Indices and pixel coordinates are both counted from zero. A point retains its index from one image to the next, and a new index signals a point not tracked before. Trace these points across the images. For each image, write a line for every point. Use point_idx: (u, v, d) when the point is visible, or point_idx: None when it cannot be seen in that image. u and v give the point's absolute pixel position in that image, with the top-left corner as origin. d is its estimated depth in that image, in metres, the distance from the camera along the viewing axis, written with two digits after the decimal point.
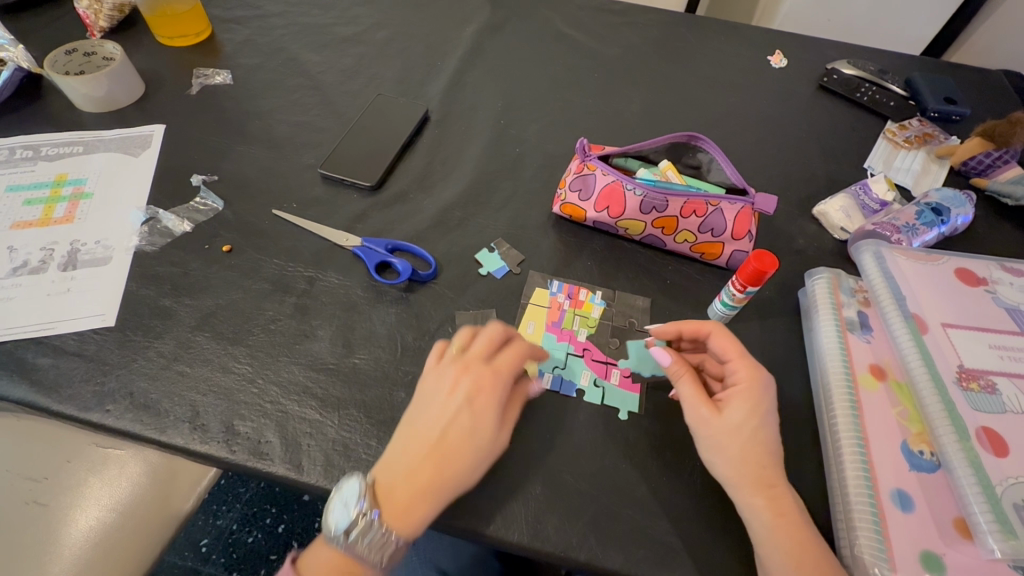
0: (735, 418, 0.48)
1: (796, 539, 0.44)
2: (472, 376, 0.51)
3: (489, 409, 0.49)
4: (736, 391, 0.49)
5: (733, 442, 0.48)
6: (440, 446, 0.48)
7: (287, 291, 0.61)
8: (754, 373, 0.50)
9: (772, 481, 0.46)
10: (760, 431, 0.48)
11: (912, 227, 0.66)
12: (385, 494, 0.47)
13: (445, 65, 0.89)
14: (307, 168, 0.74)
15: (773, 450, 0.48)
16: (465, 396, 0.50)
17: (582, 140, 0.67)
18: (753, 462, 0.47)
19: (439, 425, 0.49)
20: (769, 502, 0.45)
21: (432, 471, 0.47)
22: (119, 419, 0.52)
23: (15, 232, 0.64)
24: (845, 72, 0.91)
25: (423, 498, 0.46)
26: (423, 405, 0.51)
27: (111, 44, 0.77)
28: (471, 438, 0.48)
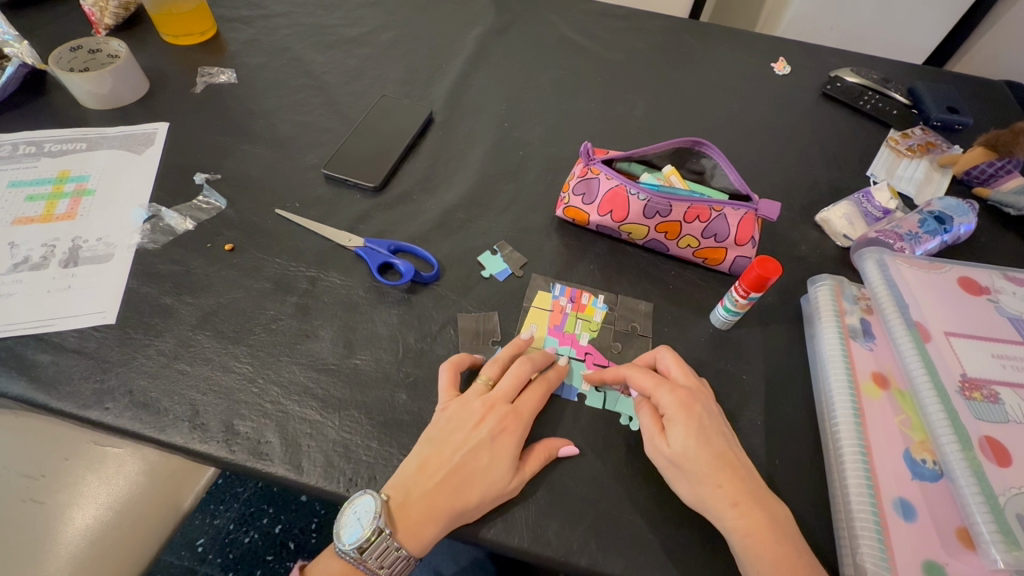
0: (679, 442, 0.48)
1: (771, 553, 0.43)
2: (497, 414, 0.51)
3: (510, 455, 0.49)
4: (674, 415, 0.50)
5: (686, 466, 0.48)
6: (457, 477, 0.48)
7: (289, 291, 0.61)
8: (681, 396, 0.50)
9: (739, 497, 0.46)
10: (709, 449, 0.48)
11: (915, 235, 0.66)
12: (397, 511, 0.47)
13: (450, 67, 0.89)
14: (311, 168, 0.73)
15: (731, 467, 0.48)
16: (488, 432, 0.50)
17: (586, 144, 0.67)
18: (710, 482, 0.46)
19: (459, 456, 0.49)
20: (740, 520, 0.45)
21: (444, 498, 0.47)
22: (118, 418, 0.52)
23: (17, 228, 0.64)
24: (848, 81, 0.91)
25: (432, 521, 0.47)
26: (446, 432, 0.50)
27: (117, 41, 0.77)
28: (487, 480, 0.48)
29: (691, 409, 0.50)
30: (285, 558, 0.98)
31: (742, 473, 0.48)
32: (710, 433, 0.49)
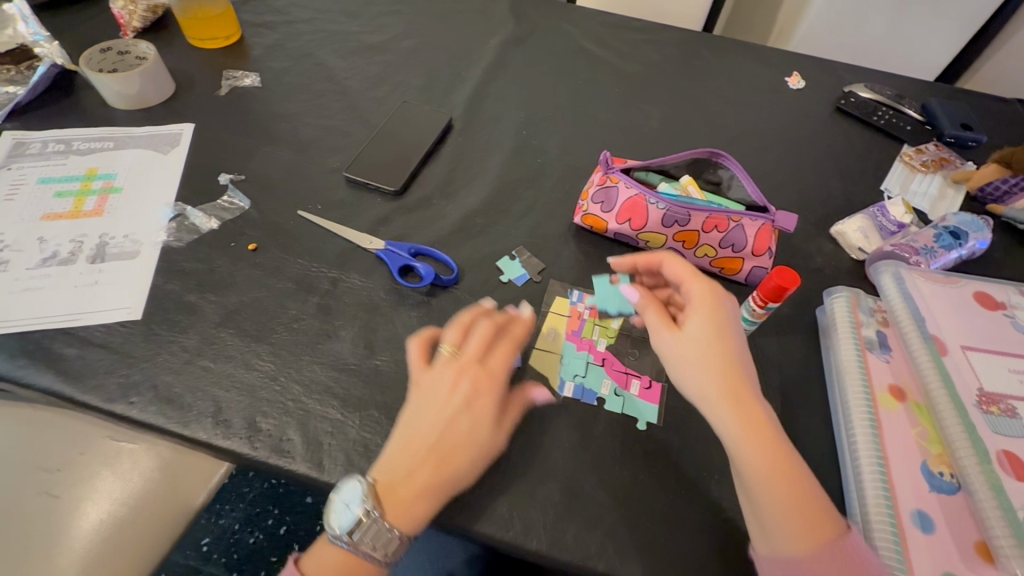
0: (695, 331, 0.48)
1: (767, 452, 0.43)
2: (467, 376, 0.51)
3: (490, 416, 0.50)
4: (694, 304, 0.49)
5: (693, 354, 0.47)
6: (442, 448, 0.48)
7: (311, 291, 0.62)
8: (711, 291, 0.50)
9: (741, 393, 0.45)
10: (720, 342, 0.47)
11: (931, 249, 0.67)
12: (388, 492, 0.47)
13: (469, 75, 0.90)
14: (333, 171, 0.75)
15: (735, 360, 0.46)
16: (461, 398, 0.50)
17: (605, 153, 0.69)
18: (718, 371, 0.45)
19: (438, 429, 0.48)
20: (737, 410, 0.44)
21: (436, 474, 0.47)
22: (143, 412, 0.52)
23: (45, 223, 0.65)
24: (861, 96, 0.92)
25: (422, 496, 0.46)
26: (423, 407, 0.50)
27: (146, 44, 0.79)
28: (473, 445, 0.48)
29: (716, 300, 0.49)
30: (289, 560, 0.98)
31: (748, 370, 0.47)
32: (727, 328, 0.48)
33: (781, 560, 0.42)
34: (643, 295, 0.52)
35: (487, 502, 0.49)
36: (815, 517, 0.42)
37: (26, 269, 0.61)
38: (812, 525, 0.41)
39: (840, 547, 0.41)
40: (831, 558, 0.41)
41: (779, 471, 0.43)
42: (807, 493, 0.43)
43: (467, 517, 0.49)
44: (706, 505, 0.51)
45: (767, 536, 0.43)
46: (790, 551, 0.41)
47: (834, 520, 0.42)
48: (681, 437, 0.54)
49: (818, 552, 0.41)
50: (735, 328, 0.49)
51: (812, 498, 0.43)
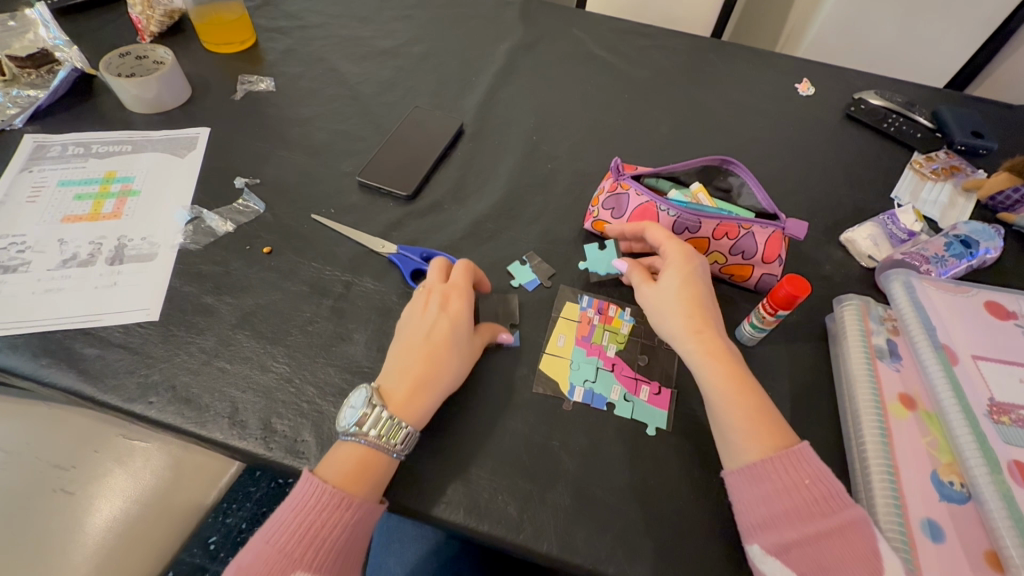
0: (667, 283, 0.57)
1: (724, 375, 0.51)
2: (438, 292, 0.57)
3: (466, 317, 0.56)
4: (669, 260, 0.58)
5: (667, 301, 0.56)
6: (428, 350, 0.53)
7: (324, 295, 0.63)
8: (683, 248, 0.58)
9: (706, 331, 0.53)
10: (689, 289, 0.56)
11: (941, 258, 0.67)
12: (387, 393, 0.51)
13: (479, 80, 0.91)
14: (345, 175, 0.76)
15: (701, 304, 0.55)
16: (437, 309, 0.56)
17: (616, 159, 0.69)
18: (685, 313, 0.54)
19: (419, 335, 0.55)
20: (700, 344, 0.52)
21: (428, 371, 0.52)
22: (161, 412, 0.53)
23: (66, 225, 0.67)
24: (872, 103, 0.92)
25: (421, 387, 0.52)
26: (406, 325, 0.56)
27: (163, 48, 0.80)
28: (453, 342, 0.54)
29: (687, 255, 0.58)
30: None
31: (711, 312, 0.55)
32: (694, 279, 0.57)
33: (742, 470, 0.47)
34: (629, 263, 0.61)
35: (497, 505, 0.50)
36: (768, 430, 0.48)
37: (47, 271, 0.62)
38: (768, 435, 0.48)
39: (792, 454, 0.47)
40: (782, 462, 0.46)
41: (740, 391, 0.50)
42: (762, 408, 0.49)
43: (479, 520, 0.49)
44: (715, 511, 0.51)
45: (730, 450, 0.49)
46: (750, 458, 0.48)
47: (787, 434, 0.49)
48: (691, 443, 0.55)
49: (771, 456, 0.47)
50: (704, 280, 0.57)
51: (766, 414, 0.49)
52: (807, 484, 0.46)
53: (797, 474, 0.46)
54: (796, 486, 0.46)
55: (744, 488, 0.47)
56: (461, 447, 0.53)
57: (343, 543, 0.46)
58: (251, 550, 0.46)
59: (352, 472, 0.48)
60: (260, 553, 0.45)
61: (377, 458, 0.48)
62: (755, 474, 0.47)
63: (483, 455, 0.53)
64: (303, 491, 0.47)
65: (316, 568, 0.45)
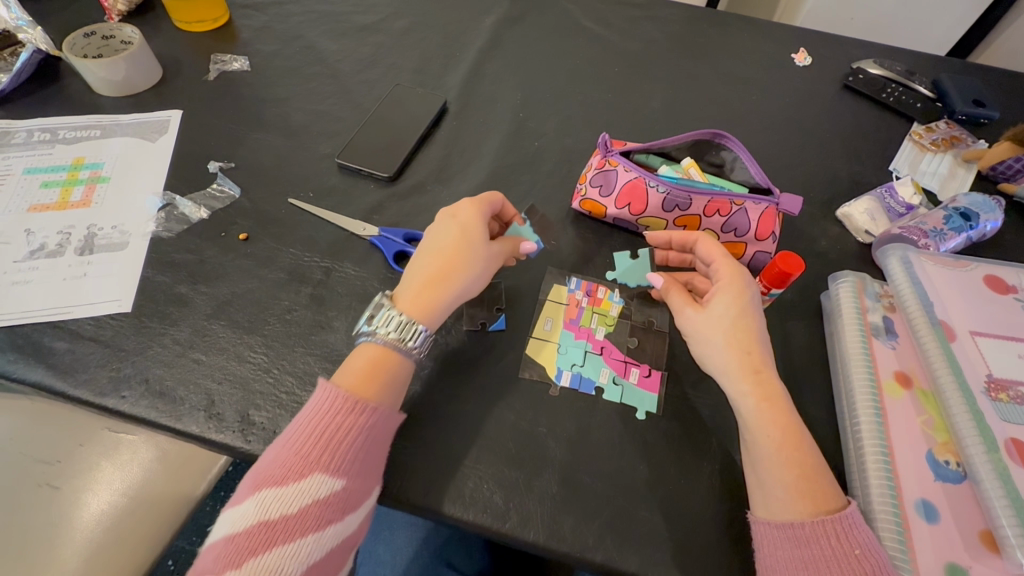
0: (719, 310, 0.52)
1: (778, 422, 0.47)
2: (451, 207, 0.57)
3: (476, 226, 0.55)
4: (721, 284, 0.53)
5: (719, 332, 0.51)
6: (439, 260, 0.54)
7: (303, 282, 0.61)
8: (736, 271, 0.53)
9: (759, 372, 0.49)
10: (743, 320, 0.51)
11: (940, 232, 0.65)
12: (403, 292, 0.53)
13: (464, 56, 0.88)
14: (324, 157, 0.73)
15: (755, 340, 0.50)
16: (451, 221, 0.56)
17: (604, 135, 0.66)
18: (740, 349, 0.50)
19: (432, 247, 0.55)
20: (753, 383, 0.49)
21: (441, 273, 0.53)
22: (135, 406, 0.52)
23: (32, 215, 0.64)
24: (871, 72, 0.89)
25: (433, 294, 0.52)
26: (429, 234, 0.56)
27: (130, 27, 0.77)
28: (464, 248, 0.54)
29: (742, 282, 0.53)
30: None
31: (765, 350, 0.51)
32: (749, 310, 0.52)
33: (783, 526, 0.44)
34: (667, 280, 0.56)
35: (481, 493, 0.49)
36: (821, 491, 0.45)
37: (14, 262, 0.60)
38: (816, 494, 0.45)
39: (845, 520, 0.43)
40: (833, 528, 0.43)
41: (795, 445, 0.46)
42: (815, 464, 0.46)
43: (463, 509, 0.48)
44: (706, 495, 0.50)
45: (772, 500, 0.45)
46: (794, 515, 0.44)
47: (836, 494, 0.45)
48: (682, 427, 0.54)
49: (821, 519, 0.43)
50: (759, 314, 0.52)
51: (820, 473, 0.46)
52: (858, 556, 0.42)
53: (847, 543, 0.43)
54: (846, 557, 0.42)
55: (781, 548, 0.43)
56: (444, 435, 0.52)
57: (359, 447, 0.46)
58: (269, 456, 0.45)
59: (367, 375, 0.49)
60: (279, 451, 0.45)
61: (392, 359, 0.50)
62: (799, 535, 0.43)
63: (468, 443, 0.51)
64: (317, 399, 0.47)
65: (334, 470, 0.45)
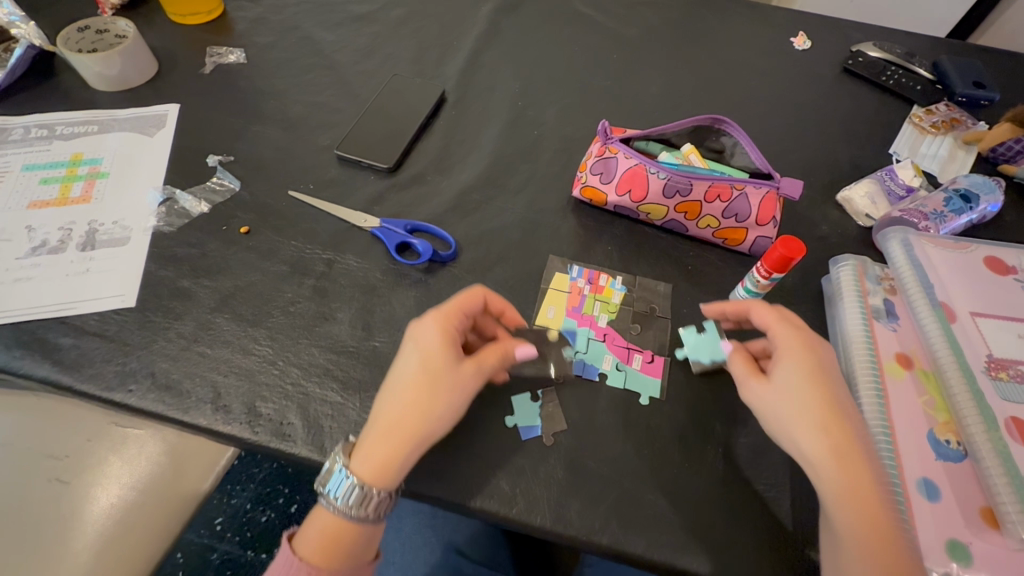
0: (784, 379, 0.47)
1: (866, 516, 0.41)
2: (415, 324, 0.50)
3: (442, 355, 0.47)
4: (786, 351, 0.48)
5: (791, 410, 0.45)
6: (404, 393, 0.46)
7: (306, 274, 0.61)
8: (802, 339, 0.49)
9: (844, 451, 0.43)
10: (818, 392, 0.45)
11: (941, 214, 0.65)
12: (359, 444, 0.47)
13: (461, 44, 0.87)
14: (323, 149, 0.72)
15: (841, 420, 0.44)
16: (413, 343, 0.49)
17: (603, 122, 0.65)
18: (822, 431, 0.44)
19: (395, 376, 0.48)
20: (837, 469, 0.43)
21: (399, 417, 0.46)
22: (142, 399, 0.52)
23: (33, 212, 0.64)
24: (870, 55, 0.88)
25: (398, 441, 0.45)
26: (394, 364, 0.50)
27: (124, 21, 0.76)
28: (429, 380, 0.47)
29: (811, 353, 0.48)
30: None
31: (851, 428, 0.44)
32: (823, 380, 0.46)
33: None
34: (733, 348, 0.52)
35: (487, 477, 0.49)
36: None
37: (16, 259, 0.60)
38: None
39: None
40: None
41: (889, 546, 0.40)
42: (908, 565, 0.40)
43: (471, 496, 0.48)
44: (709, 478, 0.50)
45: None
46: None
47: None
48: (685, 411, 0.54)
49: None
50: (844, 390, 0.46)
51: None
52: None
53: None
54: None
55: None
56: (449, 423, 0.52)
57: None
58: None
59: (322, 544, 0.46)
60: None
61: (349, 527, 0.46)
62: None
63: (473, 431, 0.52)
64: (277, 565, 0.46)
65: None
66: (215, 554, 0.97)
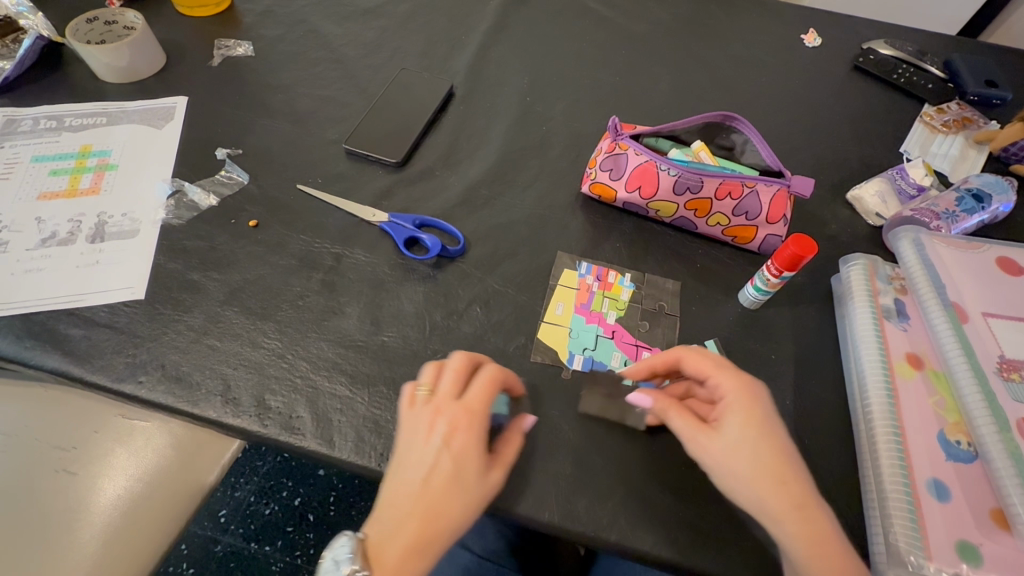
0: (735, 430, 0.45)
1: (825, 562, 0.41)
2: (446, 418, 0.46)
3: (473, 461, 0.45)
4: (732, 401, 0.47)
5: (746, 466, 0.44)
6: (429, 500, 0.43)
7: (314, 268, 0.61)
8: (739, 383, 0.47)
9: (795, 507, 0.42)
10: (771, 441, 0.45)
11: (952, 214, 0.64)
12: (376, 549, 0.42)
13: (469, 39, 0.86)
14: (331, 143, 0.72)
15: (787, 462, 0.44)
16: (441, 440, 0.45)
17: (613, 118, 0.65)
18: (769, 481, 0.43)
19: (418, 475, 0.44)
20: (792, 520, 0.42)
21: (425, 530, 0.43)
22: (151, 391, 0.52)
23: (42, 203, 0.64)
24: (881, 53, 0.88)
25: (420, 556, 0.42)
26: (415, 458, 0.45)
27: (133, 12, 0.76)
28: (458, 488, 0.44)
29: (750, 400, 0.46)
30: (304, 530, 1.00)
31: (803, 472, 0.45)
32: (770, 429, 0.46)
33: None
34: (655, 398, 0.49)
35: None
36: None
37: (26, 250, 0.60)
38: None
39: None
40: None
41: None
42: None
43: None
44: None
45: None
46: None
47: None
48: None
49: None
50: (778, 428, 0.46)
51: None
52: None
53: None
54: None
55: None
56: None
57: None
58: None
59: None
60: None
61: None
62: None
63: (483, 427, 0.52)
64: None
65: None
66: (219, 546, 0.98)
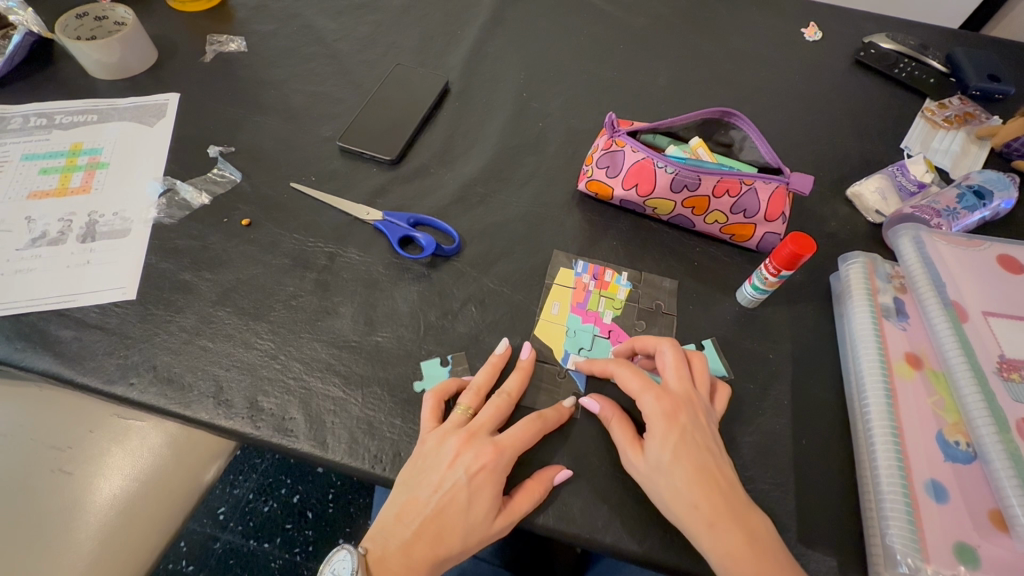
0: (658, 454, 0.47)
1: None
2: (471, 451, 0.47)
3: (489, 500, 0.46)
4: (653, 425, 0.48)
5: (667, 487, 0.45)
6: (433, 525, 0.46)
7: (307, 267, 0.60)
8: (665, 405, 0.48)
9: (719, 527, 0.43)
10: (692, 465, 0.46)
11: (953, 211, 0.64)
12: (376, 561, 0.47)
13: (465, 34, 0.85)
14: (324, 140, 0.71)
15: (710, 484, 0.45)
16: (462, 471, 0.47)
17: (610, 114, 0.64)
18: (690, 505, 0.44)
19: (432, 500, 0.46)
20: (712, 541, 0.43)
21: (424, 551, 0.46)
22: (143, 393, 0.52)
23: (32, 202, 0.63)
24: (882, 47, 0.86)
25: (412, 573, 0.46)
26: (433, 482, 0.47)
27: (123, 7, 0.74)
28: (466, 522, 0.46)
29: (679, 423, 0.47)
30: (303, 527, 1.00)
31: (728, 491, 0.45)
32: (694, 451, 0.47)
33: None
34: (602, 406, 0.51)
35: None
36: None
37: (16, 250, 0.60)
38: None
39: None
40: None
41: None
42: None
43: None
44: None
45: None
46: None
47: None
48: None
49: None
50: (702, 448, 0.47)
51: None
52: None
53: None
54: None
55: None
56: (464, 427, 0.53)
57: None
58: None
59: None
60: None
61: None
62: None
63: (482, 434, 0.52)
64: None
65: None
66: (217, 543, 0.98)
